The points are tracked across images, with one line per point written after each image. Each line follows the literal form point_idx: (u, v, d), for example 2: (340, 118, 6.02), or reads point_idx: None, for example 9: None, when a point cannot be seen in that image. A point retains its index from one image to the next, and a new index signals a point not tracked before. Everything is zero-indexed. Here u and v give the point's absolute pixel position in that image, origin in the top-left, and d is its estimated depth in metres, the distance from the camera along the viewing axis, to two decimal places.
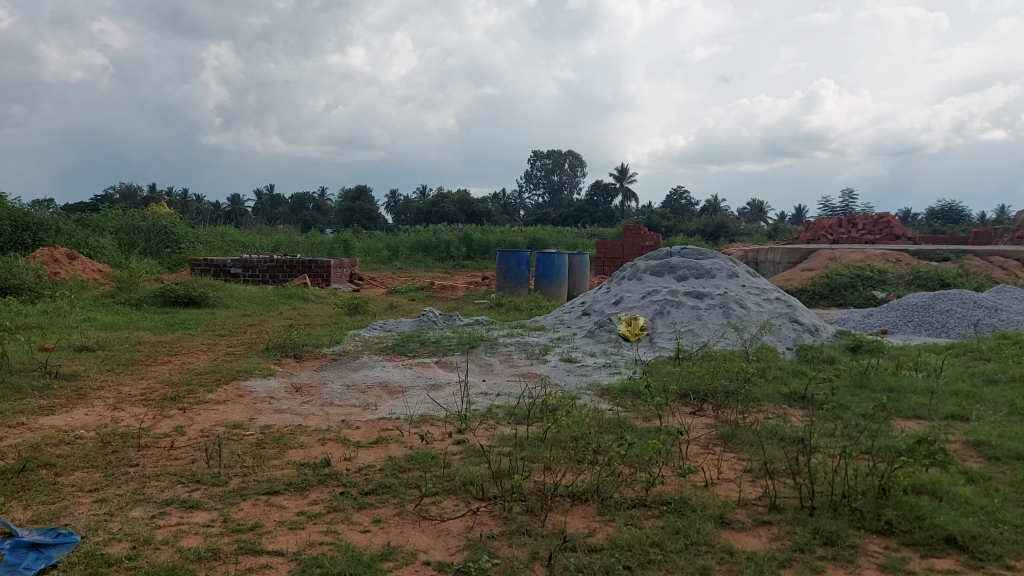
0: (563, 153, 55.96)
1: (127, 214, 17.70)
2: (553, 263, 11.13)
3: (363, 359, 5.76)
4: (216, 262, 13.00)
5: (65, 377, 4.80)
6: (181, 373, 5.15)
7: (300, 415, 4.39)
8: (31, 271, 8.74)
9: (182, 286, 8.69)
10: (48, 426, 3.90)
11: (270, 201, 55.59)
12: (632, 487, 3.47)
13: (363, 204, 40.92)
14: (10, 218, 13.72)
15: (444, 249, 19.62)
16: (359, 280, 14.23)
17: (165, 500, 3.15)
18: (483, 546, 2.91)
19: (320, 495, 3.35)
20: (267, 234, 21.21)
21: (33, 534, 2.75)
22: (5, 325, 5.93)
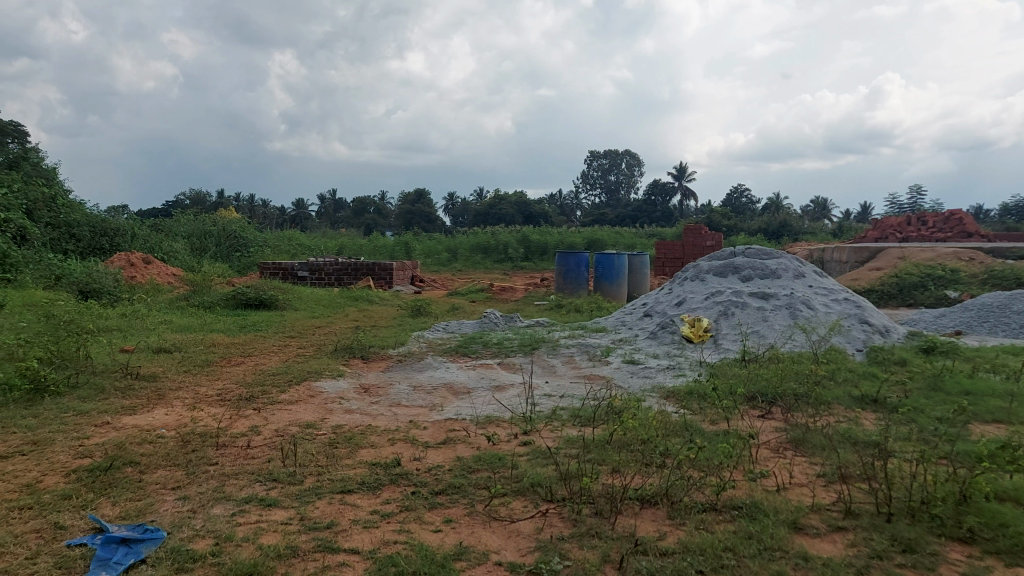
0: (620, 152, 55.62)
1: (198, 219, 18.28)
2: (612, 264, 11.08)
3: (428, 361, 5.83)
4: (284, 265, 13.30)
5: (145, 378, 4.97)
6: (255, 374, 5.29)
7: (370, 415, 4.46)
8: (110, 276, 9.08)
9: (254, 290, 8.92)
10: (132, 426, 4.04)
11: (333, 205, 56.70)
12: (703, 491, 3.43)
13: (422, 206, 41.39)
14: (91, 225, 14.32)
15: (503, 251, 19.73)
16: (420, 282, 14.38)
17: (245, 498, 3.24)
18: (554, 548, 2.92)
19: (392, 494, 3.40)
20: (331, 238, 21.64)
21: (122, 529, 2.85)
22: (89, 327, 6.18)
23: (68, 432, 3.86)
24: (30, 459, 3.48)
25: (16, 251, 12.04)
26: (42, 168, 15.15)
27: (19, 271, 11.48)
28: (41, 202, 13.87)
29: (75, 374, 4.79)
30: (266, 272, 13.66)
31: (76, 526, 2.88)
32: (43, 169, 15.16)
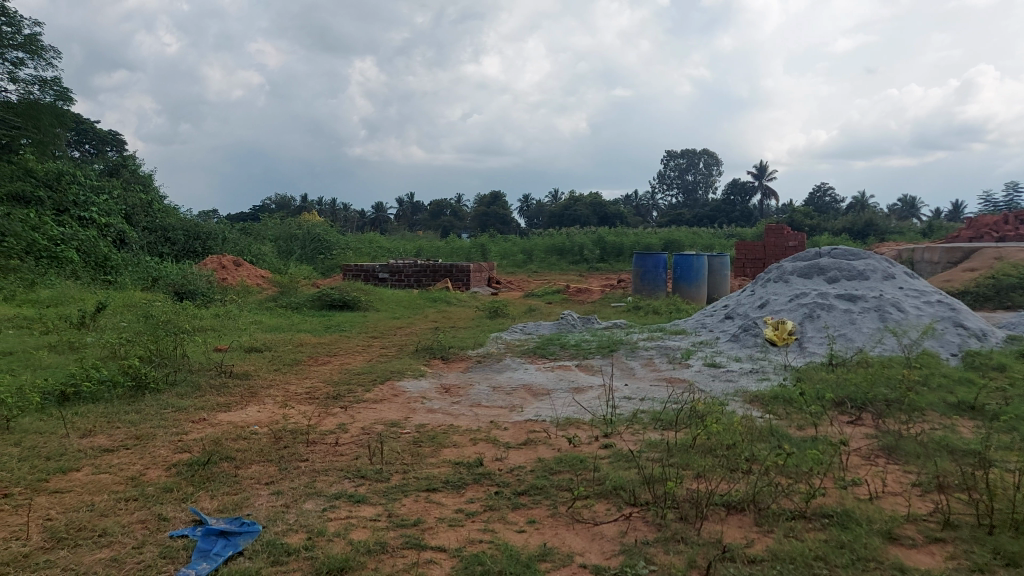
0: (698, 150, 54.74)
1: (283, 223, 18.87)
2: (691, 265, 10.93)
3: (507, 362, 5.87)
4: (365, 267, 13.60)
5: (238, 376, 5.16)
6: (341, 373, 5.42)
7: (452, 415, 4.52)
8: (204, 278, 9.46)
9: (338, 291, 9.15)
10: (226, 422, 4.20)
11: (410, 208, 57.64)
12: (791, 498, 3.35)
13: (498, 208, 41.68)
14: (185, 228, 14.96)
15: (578, 252, 19.68)
16: (497, 283, 14.48)
17: (335, 494, 3.33)
18: (639, 551, 2.90)
19: (476, 494, 3.44)
20: (410, 240, 21.99)
21: (220, 522, 2.96)
22: (186, 326, 6.45)
23: (168, 427, 4.04)
24: (134, 453, 3.66)
25: (117, 254, 12.70)
26: (140, 174, 15.91)
27: (120, 274, 12.15)
28: (140, 207, 14.57)
29: (174, 372, 5.01)
30: (349, 275, 14.00)
31: (177, 518, 3.00)
32: (141, 175, 15.92)
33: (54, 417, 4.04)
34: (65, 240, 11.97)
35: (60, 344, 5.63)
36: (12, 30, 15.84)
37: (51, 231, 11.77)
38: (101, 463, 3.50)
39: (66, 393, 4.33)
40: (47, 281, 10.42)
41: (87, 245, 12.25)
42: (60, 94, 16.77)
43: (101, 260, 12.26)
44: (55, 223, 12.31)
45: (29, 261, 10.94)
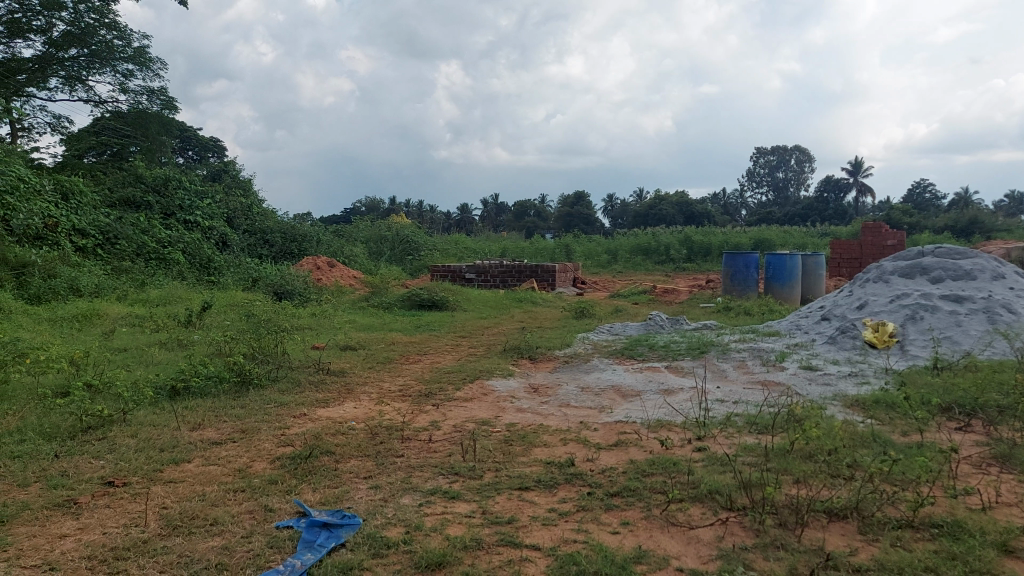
0: (788, 147, 53.18)
1: (373, 225, 19.33)
2: (784, 264, 10.65)
3: (595, 362, 5.84)
4: (453, 268, 13.79)
5: (335, 373, 5.32)
6: (431, 372, 5.52)
7: (541, 415, 4.53)
8: (300, 279, 9.79)
9: (427, 291, 9.31)
10: (325, 417, 4.33)
11: (495, 208, 58.09)
12: (897, 507, 3.22)
13: (582, 208, 41.56)
14: (282, 230, 15.49)
15: (664, 252, 19.41)
16: (583, 284, 14.42)
17: (430, 490, 3.39)
18: (737, 556, 2.85)
19: (568, 494, 3.44)
20: (495, 241, 22.17)
21: (323, 514, 3.06)
22: (285, 325, 6.69)
23: (272, 422, 4.19)
24: (240, 446, 3.81)
25: (220, 256, 13.27)
26: (240, 179, 16.58)
27: (222, 274, 12.70)
28: (240, 210, 15.21)
29: (275, 368, 5.20)
30: (437, 275, 14.24)
31: (282, 509, 3.11)
32: (241, 180, 16.60)
33: (166, 410, 4.25)
34: (171, 242, 12.70)
35: (170, 341, 5.94)
36: (124, 43, 16.75)
37: (159, 234, 12.62)
38: (210, 455, 3.66)
39: (176, 387, 4.55)
40: (156, 281, 11.00)
41: (193, 247, 12.86)
42: (166, 103, 17.64)
43: (206, 261, 12.82)
44: (162, 225, 13.13)
45: (139, 262, 11.78)
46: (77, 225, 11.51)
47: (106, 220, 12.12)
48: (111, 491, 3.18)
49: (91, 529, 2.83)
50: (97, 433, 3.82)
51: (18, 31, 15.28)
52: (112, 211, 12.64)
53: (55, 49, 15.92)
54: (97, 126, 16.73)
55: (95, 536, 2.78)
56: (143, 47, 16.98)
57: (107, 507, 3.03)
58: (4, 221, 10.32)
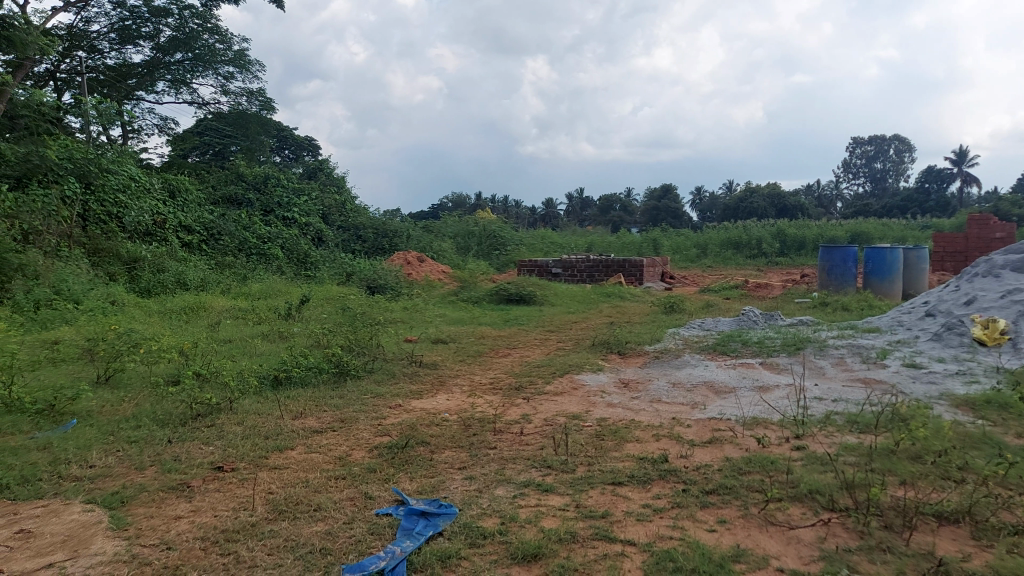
0: (887, 137, 51.09)
1: (462, 221, 19.58)
2: (884, 258, 10.25)
3: (686, 358, 5.77)
4: (540, 263, 13.84)
5: (428, 365, 5.42)
6: (521, 366, 5.55)
7: (633, 410, 4.50)
8: (393, 274, 10.02)
9: (515, 286, 9.37)
10: (420, 408, 4.42)
11: (581, 202, 57.94)
12: (1013, 513, 3.05)
13: (669, 202, 41.01)
14: (374, 226, 15.82)
15: (756, 246, 18.92)
16: (672, 279, 14.24)
17: (524, 482, 3.41)
18: (840, 558, 2.76)
19: (663, 490, 3.41)
20: (582, 235, 22.10)
21: (420, 503, 3.13)
22: (379, 318, 6.87)
23: (369, 412, 4.31)
24: (340, 434, 3.93)
25: (317, 252, 13.65)
26: (334, 176, 17.06)
27: (319, 269, 13.05)
28: (334, 207, 15.68)
29: (371, 360, 5.34)
30: (525, 270, 14.31)
31: (381, 497, 3.19)
32: (336, 177, 17.10)
33: (269, 399, 4.42)
34: (271, 238, 13.19)
35: (272, 333, 6.18)
36: (225, 47, 17.45)
37: (260, 230, 13.15)
38: (312, 443, 3.78)
39: (278, 377, 4.73)
40: (257, 275, 11.45)
41: (290, 243, 13.32)
42: (264, 104, 18.36)
43: (304, 257, 13.22)
44: (262, 222, 13.67)
45: (241, 257, 12.30)
46: (184, 223, 12.27)
47: (210, 217, 12.82)
48: (220, 476, 3.33)
49: (204, 511, 2.97)
50: (207, 420, 4.00)
51: (129, 37, 16.16)
52: (216, 209, 13.28)
53: (162, 54, 16.74)
54: (200, 127, 17.54)
55: (208, 518, 2.91)
56: (243, 50, 17.65)
57: (218, 491, 3.17)
58: (118, 219, 11.20)
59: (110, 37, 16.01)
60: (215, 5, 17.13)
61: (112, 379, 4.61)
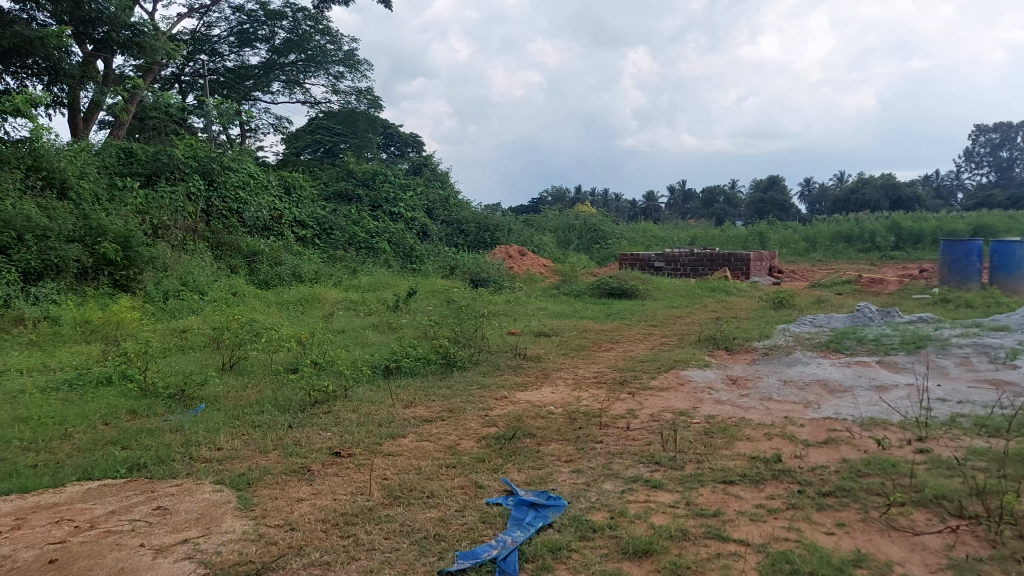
0: (1014, 123, 47.93)
1: (562, 215, 19.58)
2: (1013, 252, 9.64)
3: (797, 355, 5.59)
4: (641, 257, 13.77)
5: (532, 358, 5.45)
6: (625, 360, 5.50)
7: (742, 408, 4.40)
8: (496, 267, 10.14)
9: (617, 280, 9.31)
10: (525, 400, 4.45)
11: (683, 196, 56.99)
12: None
13: (775, 193, 39.79)
14: (476, 221, 16.02)
15: (869, 239, 18.14)
16: (779, 273, 13.81)
17: (632, 477, 3.39)
18: (971, 568, 2.60)
19: (777, 490, 3.31)
20: (685, 228, 21.70)
21: (529, 494, 3.15)
22: (484, 311, 6.97)
23: (476, 402, 4.37)
24: (449, 424, 4.01)
25: (422, 246, 13.93)
26: (437, 172, 17.37)
27: (423, 261, 13.32)
28: (438, 202, 15.98)
29: (476, 352, 5.42)
30: (627, 264, 14.21)
31: (491, 487, 3.24)
32: (439, 172, 17.41)
33: (381, 387, 4.56)
34: (379, 233, 13.56)
35: (382, 324, 6.36)
36: (335, 47, 18.02)
37: (369, 224, 13.54)
38: (423, 431, 3.88)
39: (389, 367, 4.87)
40: (366, 268, 11.80)
41: (396, 237, 13.65)
42: (371, 102, 18.90)
43: (409, 250, 13.53)
44: (370, 217, 14.08)
45: (351, 250, 12.67)
46: (297, 217, 12.77)
47: (323, 212, 13.31)
48: (338, 461, 3.45)
49: (324, 495, 3.08)
50: (324, 407, 4.16)
51: (246, 40, 16.92)
52: (326, 204, 13.77)
53: (278, 55, 17.44)
54: (311, 126, 18.22)
55: (328, 501, 3.02)
56: (352, 49, 18.19)
57: (336, 475, 3.29)
58: (238, 214, 11.79)
59: (230, 41, 16.81)
60: (326, 7, 17.71)
61: (236, 366, 4.85)
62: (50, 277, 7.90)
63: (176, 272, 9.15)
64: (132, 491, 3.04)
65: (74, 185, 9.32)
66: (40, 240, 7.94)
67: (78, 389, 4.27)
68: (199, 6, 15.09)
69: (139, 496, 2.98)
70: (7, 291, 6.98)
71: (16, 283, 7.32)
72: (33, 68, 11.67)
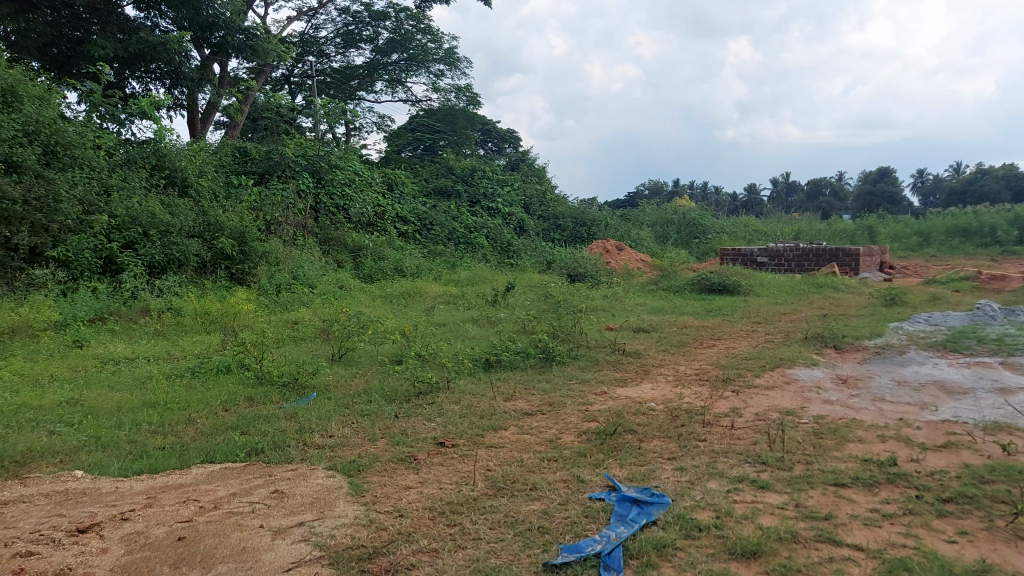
0: None
1: (661, 210, 19.30)
2: None
3: (911, 354, 5.34)
4: (744, 252, 13.47)
5: (631, 354, 5.41)
6: (727, 357, 5.39)
7: (853, 408, 4.23)
8: (594, 263, 10.10)
9: (718, 276, 9.11)
10: (626, 396, 4.42)
11: (785, 189, 55.30)
12: None
13: (885, 185, 38.06)
14: (572, 215, 16.00)
15: (989, 233, 17.11)
16: (891, 269, 13.22)
17: (738, 477, 3.32)
18: None
19: (893, 494, 3.17)
20: (790, 222, 21.03)
21: (632, 491, 3.13)
22: (583, 306, 6.96)
23: (576, 397, 4.37)
24: (550, 418, 4.03)
25: (519, 241, 14.00)
26: (534, 167, 17.43)
27: (520, 256, 13.41)
28: (535, 198, 16.05)
29: (575, 347, 5.42)
30: (728, 259, 13.91)
31: (593, 481, 3.23)
32: (536, 167, 17.46)
33: (482, 380, 4.63)
34: (477, 228, 13.74)
35: (481, 318, 6.45)
36: (436, 46, 18.33)
37: (467, 220, 13.73)
38: (524, 424, 3.91)
39: (489, 360, 4.94)
40: (464, 263, 11.96)
41: (494, 233, 13.78)
42: (470, 99, 19.16)
43: (506, 245, 13.64)
44: (469, 212, 14.28)
45: (450, 245, 12.88)
46: (399, 213, 13.06)
47: (423, 208, 13.57)
48: (442, 450, 3.52)
49: (430, 483, 3.15)
50: (428, 397, 4.25)
51: (352, 41, 17.42)
52: (426, 201, 14.04)
53: (381, 55, 17.89)
54: (413, 123, 18.61)
55: (434, 490, 3.09)
56: (452, 48, 18.46)
57: (441, 464, 3.36)
58: (344, 211, 12.18)
59: (336, 42, 17.33)
60: (428, 7, 18.03)
61: (344, 356, 5.02)
62: (173, 270, 8.40)
63: (287, 266, 9.52)
64: (251, 474, 3.19)
65: (194, 182, 9.85)
66: (163, 236, 8.47)
67: (200, 376, 4.53)
68: (308, 9, 15.61)
69: (258, 479, 3.13)
70: (135, 282, 7.47)
71: (142, 276, 7.86)
72: (156, 72, 12.37)
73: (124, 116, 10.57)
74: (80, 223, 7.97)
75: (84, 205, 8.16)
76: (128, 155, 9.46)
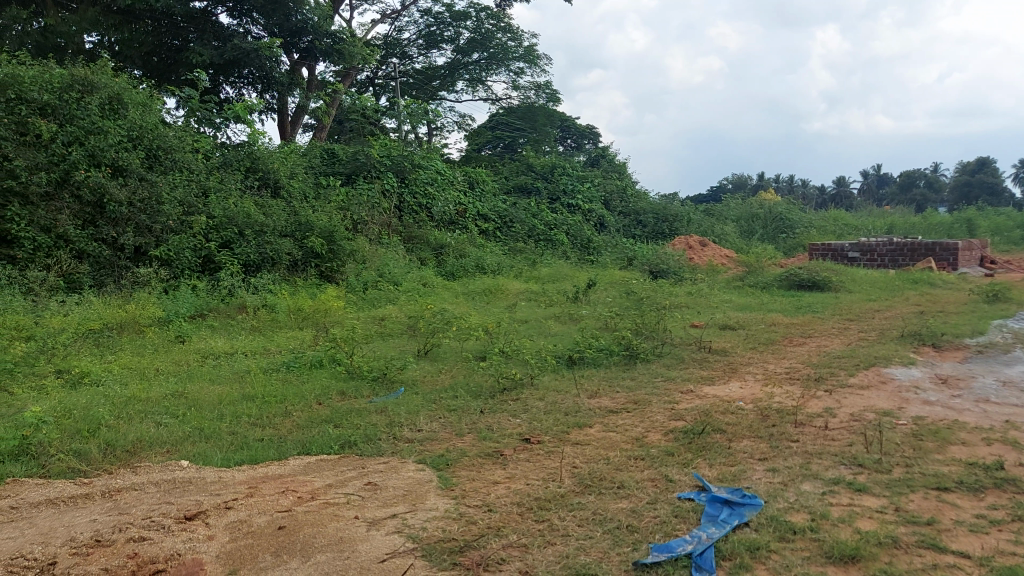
0: None
1: (744, 204, 18.84)
2: None
3: (1018, 354, 5.07)
4: (834, 247, 13.03)
5: (717, 351, 5.33)
6: (818, 355, 5.24)
7: (954, 410, 4.05)
8: (677, 259, 9.96)
9: (806, 272, 8.85)
10: (713, 395, 4.35)
11: (875, 181, 53.21)
12: None
13: (985, 175, 36.17)
14: (654, 211, 15.82)
15: None
16: (992, 264, 12.59)
17: (833, 479, 3.22)
18: None
19: (1001, 500, 3.02)
20: (882, 216, 20.23)
21: (723, 491, 3.07)
22: (667, 303, 6.88)
23: (662, 395, 4.33)
24: (636, 416, 4.00)
25: (599, 238, 13.93)
26: (614, 163, 17.30)
27: (601, 253, 13.34)
28: (615, 193, 15.92)
29: (660, 344, 5.37)
30: (817, 254, 13.48)
31: (682, 481, 3.19)
32: (615, 163, 17.32)
33: (566, 377, 4.63)
34: (557, 224, 13.73)
35: (564, 315, 6.45)
36: (516, 44, 18.40)
37: (548, 217, 13.73)
38: (609, 422, 3.90)
39: (573, 357, 4.94)
40: (545, 260, 11.96)
41: (574, 229, 13.75)
42: (550, 95, 19.17)
43: (586, 242, 13.59)
44: (549, 210, 14.29)
45: (530, 242, 12.93)
46: (480, 211, 13.16)
47: (503, 206, 13.64)
48: (529, 447, 3.54)
49: (518, 479, 3.18)
50: (513, 393, 4.28)
51: (433, 41, 17.65)
52: (507, 198, 14.12)
53: (462, 55, 18.06)
54: (493, 122, 18.74)
55: (522, 486, 3.11)
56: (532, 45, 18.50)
57: (528, 461, 3.38)
58: (426, 209, 12.36)
59: (419, 43, 17.59)
60: (507, 6, 18.11)
61: (430, 351, 5.10)
62: (267, 268, 8.71)
63: (374, 264, 9.71)
64: (345, 466, 3.29)
65: (285, 184, 10.18)
66: (257, 235, 8.77)
67: (294, 370, 4.68)
68: (391, 12, 15.90)
69: (352, 472, 3.21)
70: (232, 281, 7.77)
71: (238, 274, 8.19)
72: (249, 78, 12.81)
73: (219, 120, 10.99)
74: (181, 224, 8.36)
75: (184, 206, 8.55)
76: (224, 158, 9.85)
